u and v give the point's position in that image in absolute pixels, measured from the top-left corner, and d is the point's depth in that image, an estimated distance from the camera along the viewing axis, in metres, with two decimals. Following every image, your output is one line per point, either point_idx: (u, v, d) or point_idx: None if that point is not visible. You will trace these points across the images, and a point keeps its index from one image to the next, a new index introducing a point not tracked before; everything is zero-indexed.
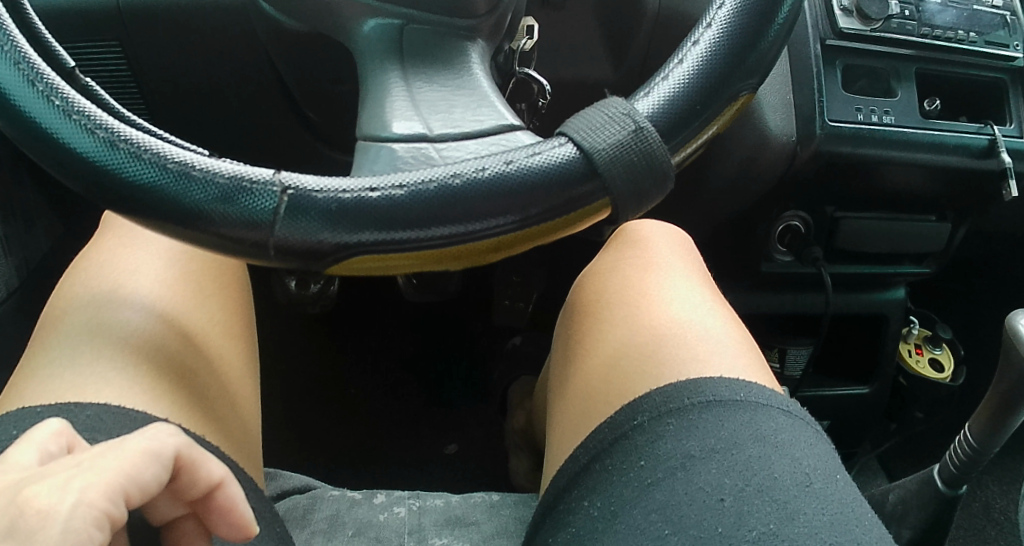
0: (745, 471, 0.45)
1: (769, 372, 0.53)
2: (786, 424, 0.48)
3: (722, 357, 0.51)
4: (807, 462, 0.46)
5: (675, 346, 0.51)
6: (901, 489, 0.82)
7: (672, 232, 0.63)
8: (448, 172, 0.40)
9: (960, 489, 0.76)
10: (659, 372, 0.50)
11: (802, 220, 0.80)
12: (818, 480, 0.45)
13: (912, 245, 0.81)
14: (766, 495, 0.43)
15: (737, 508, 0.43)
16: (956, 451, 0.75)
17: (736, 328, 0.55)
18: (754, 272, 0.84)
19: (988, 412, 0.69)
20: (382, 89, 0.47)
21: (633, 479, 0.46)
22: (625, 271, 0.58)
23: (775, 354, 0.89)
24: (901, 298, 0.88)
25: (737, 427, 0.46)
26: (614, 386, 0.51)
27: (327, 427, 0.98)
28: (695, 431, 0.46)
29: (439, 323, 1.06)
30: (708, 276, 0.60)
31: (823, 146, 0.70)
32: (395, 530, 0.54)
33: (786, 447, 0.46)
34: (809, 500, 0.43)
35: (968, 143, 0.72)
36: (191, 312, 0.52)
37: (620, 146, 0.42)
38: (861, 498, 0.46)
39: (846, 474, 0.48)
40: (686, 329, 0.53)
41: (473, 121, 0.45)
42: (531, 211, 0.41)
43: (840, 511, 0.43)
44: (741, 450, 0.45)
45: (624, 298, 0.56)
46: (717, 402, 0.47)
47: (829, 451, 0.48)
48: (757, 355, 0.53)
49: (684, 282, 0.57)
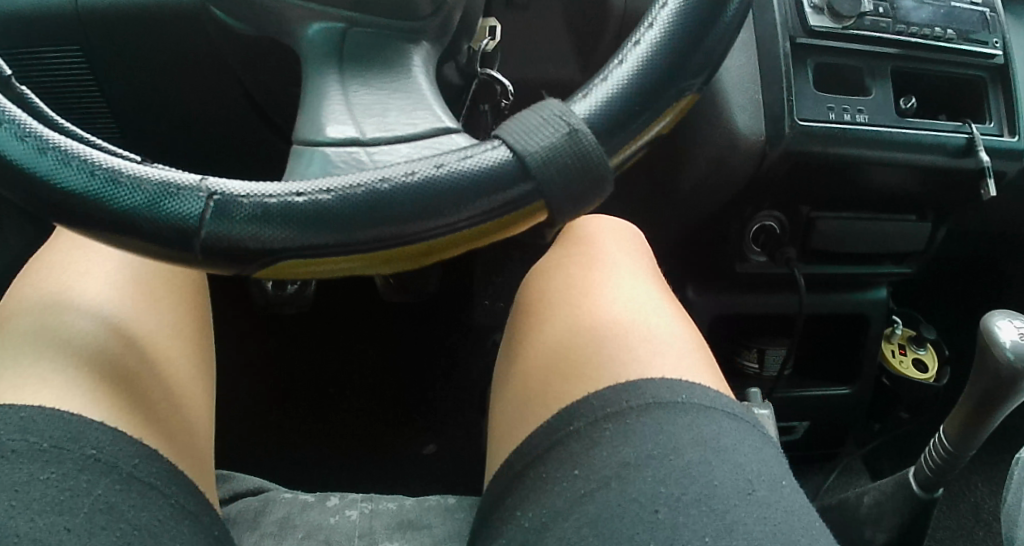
0: (682, 479, 0.44)
1: (718, 375, 0.52)
2: (730, 426, 0.47)
3: (665, 358, 0.50)
4: (749, 468, 0.45)
5: (616, 346, 0.50)
6: (877, 492, 0.79)
7: (623, 229, 0.61)
8: (377, 177, 0.41)
9: (936, 492, 0.74)
10: (599, 373, 0.49)
11: (777, 220, 0.78)
12: (760, 487, 0.44)
13: (892, 244, 0.80)
14: (703, 505, 0.42)
15: (672, 519, 0.42)
16: (931, 455, 0.73)
17: (684, 327, 0.54)
18: (730, 272, 0.81)
19: (964, 414, 0.68)
20: (320, 92, 0.46)
21: (566, 488, 0.45)
22: (570, 269, 0.57)
23: (754, 355, 0.87)
24: (883, 298, 0.86)
25: (676, 431, 0.46)
26: (552, 387, 0.50)
27: (303, 428, 0.99)
28: (631, 437, 0.45)
29: (418, 320, 1.05)
30: (657, 273, 0.59)
31: (793, 145, 0.68)
32: (345, 533, 0.53)
33: (728, 452, 0.45)
34: (748, 511, 0.42)
35: (945, 142, 0.71)
36: (141, 317, 0.52)
37: (553, 149, 0.42)
38: (806, 505, 0.45)
39: (792, 480, 0.47)
40: (630, 329, 0.51)
41: (408, 124, 0.44)
42: (461, 214, 0.41)
43: (782, 518, 0.43)
44: (679, 455, 0.45)
45: (567, 298, 0.55)
46: (655, 404, 0.47)
47: (776, 458, 0.48)
48: (706, 357, 0.52)
49: (634, 281, 0.56)
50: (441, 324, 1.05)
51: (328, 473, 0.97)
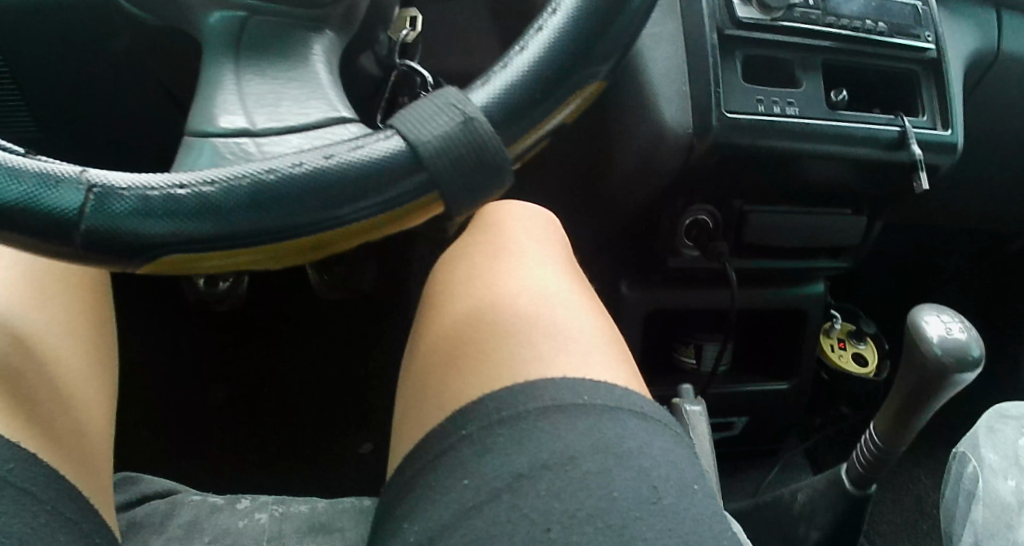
0: (579, 492, 0.39)
1: (631, 369, 0.48)
2: (636, 427, 0.43)
3: (569, 355, 0.46)
4: (655, 475, 0.41)
5: (517, 343, 0.46)
6: (809, 488, 0.78)
7: (537, 215, 0.58)
8: (263, 168, 0.39)
9: (870, 488, 0.74)
10: (496, 372, 0.45)
11: (710, 215, 0.77)
12: (667, 495, 0.40)
13: (828, 238, 0.80)
14: (600, 522, 0.38)
15: (565, 539, 0.37)
16: (863, 451, 0.73)
17: (594, 317, 0.50)
18: (663, 265, 0.80)
19: (894, 411, 0.68)
20: (214, 82, 0.45)
21: (452, 500, 0.40)
22: (474, 258, 0.54)
23: (691, 350, 0.87)
24: (821, 293, 0.86)
25: (575, 437, 0.41)
26: (448, 388, 0.46)
27: (237, 430, 0.98)
28: (526, 444, 0.41)
29: (349, 316, 1.06)
30: (570, 261, 0.55)
31: (720, 136, 0.67)
32: (253, 537, 0.52)
33: (632, 458, 0.41)
34: (650, 523, 0.38)
35: (878, 135, 0.71)
36: (31, 314, 0.50)
37: (447, 138, 0.40)
38: (721, 515, 0.41)
39: (706, 486, 0.43)
40: (533, 324, 0.47)
41: (300, 114, 0.43)
42: (351, 207, 0.40)
43: (691, 530, 0.38)
44: (577, 464, 0.40)
45: (470, 290, 0.51)
46: (554, 407, 0.42)
47: (688, 462, 0.44)
48: (620, 354, 0.48)
49: (542, 270, 0.52)
50: (372, 321, 1.05)
51: (261, 473, 0.96)
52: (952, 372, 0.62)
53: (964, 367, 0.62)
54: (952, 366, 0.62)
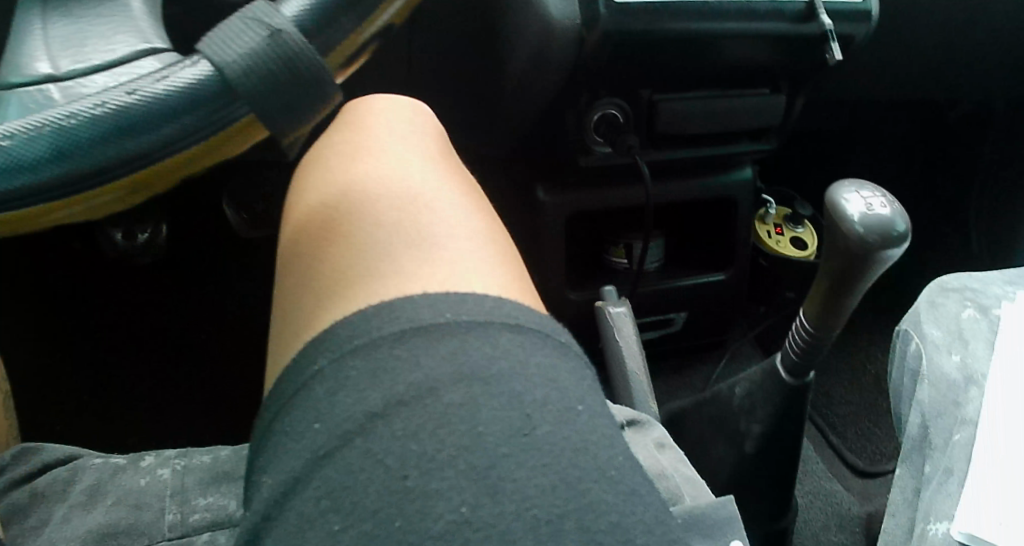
0: (440, 429, 0.35)
1: (507, 267, 0.46)
2: (508, 344, 0.39)
3: (432, 267, 0.43)
4: (527, 399, 0.37)
5: (377, 259, 0.44)
6: (748, 382, 0.78)
7: (403, 108, 0.55)
8: (59, 114, 0.35)
9: (808, 377, 0.72)
10: (355, 294, 0.43)
11: (619, 108, 0.78)
12: (539, 424, 0.36)
13: (745, 122, 0.79)
14: (462, 463, 0.34)
15: (422, 487, 0.34)
16: (796, 339, 0.71)
17: (464, 216, 0.48)
18: (575, 165, 0.81)
19: (824, 292, 0.66)
20: (20, 31, 0.42)
21: (305, 448, 0.37)
22: (334, 163, 0.51)
23: (623, 250, 0.98)
24: (750, 178, 0.91)
25: (435, 364, 0.38)
26: (310, 313, 0.44)
27: (160, 372, 1.18)
28: (380, 377, 0.38)
29: (197, 264, 1.26)
30: (440, 153, 0.52)
31: (609, 26, 0.64)
32: (156, 494, 0.51)
33: (501, 382, 0.37)
34: (520, 460, 0.35)
35: (785, 8, 0.67)
36: None
37: (258, 56, 0.36)
38: (608, 436, 0.38)
39: (593, 402, 0.40)
40: (396, 236, 0.45)
41: (106, 51, 0.40)
42: (166, 145, 0.36)
43: (564, 462, 0.35)
44: (438, 397, 0.37)
45: (331, 203, 0.49)
46: (411, 330, 0.39)
47: (575, 376, 0.40)
48: (498, 257, 0.46)
49: (407, 171, 0.49)
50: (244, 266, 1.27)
51: (169, 414, 1.14)
52: (877, 251, 0.60)
53: (890, 244, 0.60)
54: (876, 244, 0.60)
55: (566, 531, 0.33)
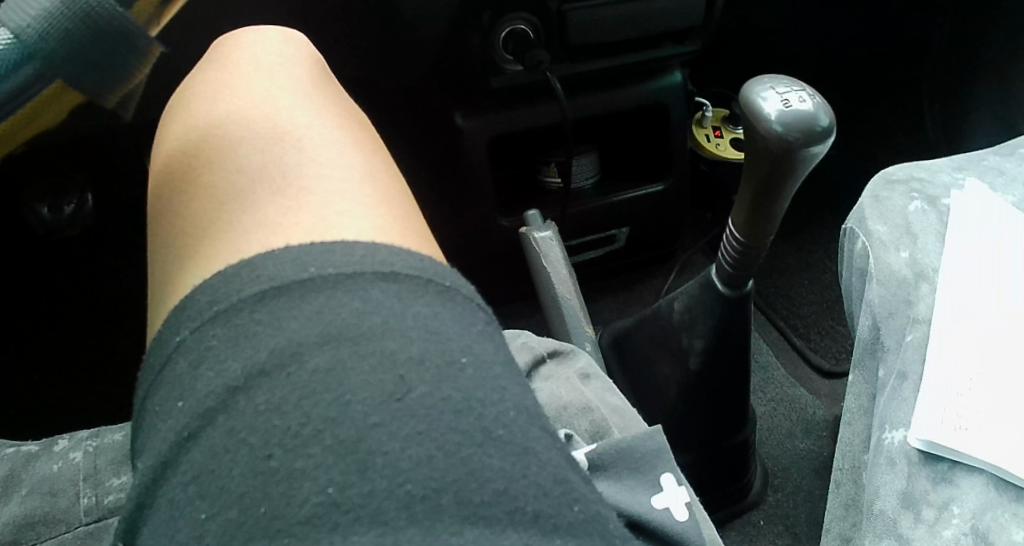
0: (306, 398, 0.31)
1: (392, 210, 0.41)
2: (380, 297, 0.34)
3: (302, 217, 0.39)
4: (408, 353, 0.33)
5: (244, 213, 0.40)
6: (686, 295, 0.81)
7: (279, 43, 0.49)
8: None
9: (748, 286, 0.76)
10: (218, 252, 0.38)
11: (527, 23, 0.84)
12: (418, 383, 0.32)
13: (662, 23, 0.86)
14: (330, 437, 0.30)
15: (287, 467, 0.30)
16: (728, 252, 0.75)
17: (344, 157, 0.43)
18: (486, 85, 0.88)
19: (752, 194, 0.68)
20: None
21: (169, 431, 0.32)
22: (200, 108, 0.46)
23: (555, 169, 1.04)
24: (677, 83, 0.99)
25: (301, 325, 0.33)
26: (174, 278, 0.39)
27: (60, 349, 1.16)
28: (243, 344, 0.33)
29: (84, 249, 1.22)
30: (320, 90, 0.47)
31: None
32: (70, 478, 0.51)
33: (377, 337, 0.33)
34: (392, 430, 0.30)
35: None
36: None
37: (60, 25, 0.34)
38: (505, 389, 0.34)
39: (490, 349, 0.35)
40: (267, 187, 0.41)
41: None
42: None
43: (444, 426, 0.31)
44: (304, 361, 0.32)
45: (196, 153, 0.43)
46: (275, 290, 0.34)
47: (467, 324, 0.35)
48: (384, 200, 0.41)
49: (280, 112, 0.44)
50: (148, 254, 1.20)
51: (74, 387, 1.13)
52: (798, 148, 0.62)
53: (812, 140, 0.62)
54: (797, 142, 0.62)
55: (443, 506, 0.29)
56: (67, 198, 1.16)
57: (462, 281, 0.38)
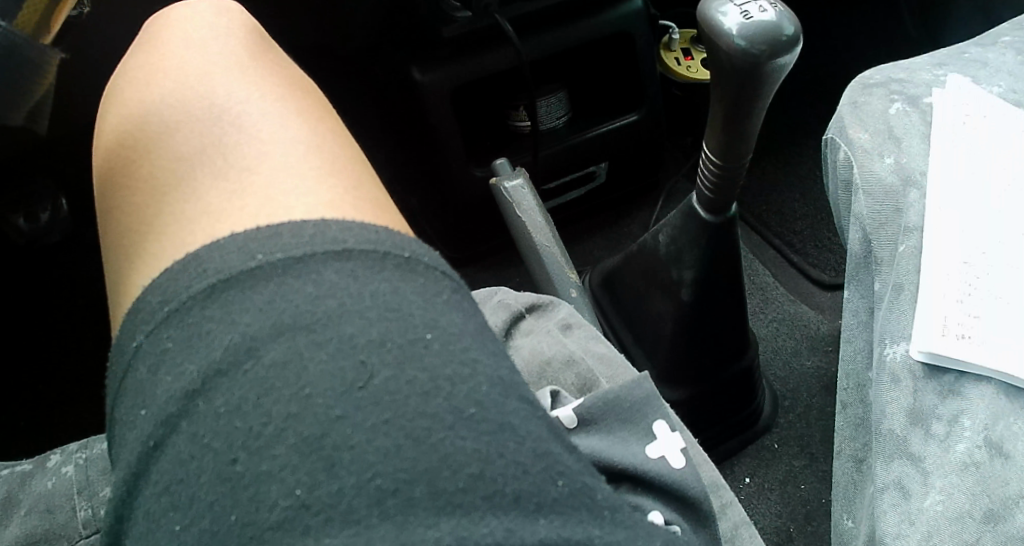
0: (265, 396, 0.29)
1: (339, 181, 0.39)
2: (334, 278, 0.32)
3: (245, 202, 0.37)
4: (368, 337, 0.31)
5: (188, 204, 0.38)
6: (669, 228, 0.80)
7: (210, 14, 0.46)
8: None
9: (731, 210, 0.76)
10: (163, 248, 0.37)
11: None
12: (379, 371, 0.30)
13: None
14: (293, 435, 0.29)
15: (253, 471, 0.28)
16: (706, 177, 0.73)
17: (286, 132, 0.41)
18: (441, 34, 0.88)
19: (722, 115, 0.67)
20: None
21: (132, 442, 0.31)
22: (135, 95, 0.43)
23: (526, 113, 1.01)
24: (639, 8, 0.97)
25: (251, 317, 0.31)
26: (122, 280, 0.38)
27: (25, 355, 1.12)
28: (195, 344, 0.31)
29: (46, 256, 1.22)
30: (257, 62, 0.45)
31: None
32: (64, 493, 0.51)
33: (334, 324, 0.31)
34: (357, 422, 0.29)
35: None
36: None
37: None
38: (474, 360, 0.32)
39: (456, 318, 0.33)
40: (209, 174, 0.39)
41: None
42: None
43: (408, 412, 0.30)
44: (260, 357, 0.30)
45: (135, 144, 0.41)
46: (220, 284, 0.32)
47: (428, 294, 0.33)
48: (331, 173, 0.39)
49: (216, 92, 0.42)
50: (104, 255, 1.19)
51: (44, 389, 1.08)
52: (765, 60, 0.60)
53: (780, 49, 0.60)
54: (763, 54, 0.60)
55: (415, 497, 0.28)
56: (42, 206, 1.21)
57: (424, 250, 0.36)
